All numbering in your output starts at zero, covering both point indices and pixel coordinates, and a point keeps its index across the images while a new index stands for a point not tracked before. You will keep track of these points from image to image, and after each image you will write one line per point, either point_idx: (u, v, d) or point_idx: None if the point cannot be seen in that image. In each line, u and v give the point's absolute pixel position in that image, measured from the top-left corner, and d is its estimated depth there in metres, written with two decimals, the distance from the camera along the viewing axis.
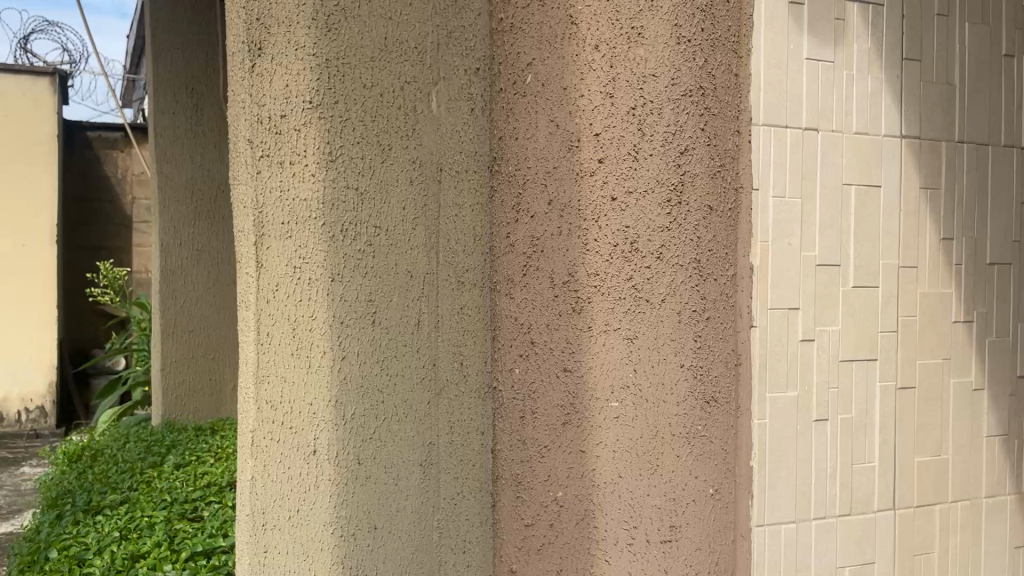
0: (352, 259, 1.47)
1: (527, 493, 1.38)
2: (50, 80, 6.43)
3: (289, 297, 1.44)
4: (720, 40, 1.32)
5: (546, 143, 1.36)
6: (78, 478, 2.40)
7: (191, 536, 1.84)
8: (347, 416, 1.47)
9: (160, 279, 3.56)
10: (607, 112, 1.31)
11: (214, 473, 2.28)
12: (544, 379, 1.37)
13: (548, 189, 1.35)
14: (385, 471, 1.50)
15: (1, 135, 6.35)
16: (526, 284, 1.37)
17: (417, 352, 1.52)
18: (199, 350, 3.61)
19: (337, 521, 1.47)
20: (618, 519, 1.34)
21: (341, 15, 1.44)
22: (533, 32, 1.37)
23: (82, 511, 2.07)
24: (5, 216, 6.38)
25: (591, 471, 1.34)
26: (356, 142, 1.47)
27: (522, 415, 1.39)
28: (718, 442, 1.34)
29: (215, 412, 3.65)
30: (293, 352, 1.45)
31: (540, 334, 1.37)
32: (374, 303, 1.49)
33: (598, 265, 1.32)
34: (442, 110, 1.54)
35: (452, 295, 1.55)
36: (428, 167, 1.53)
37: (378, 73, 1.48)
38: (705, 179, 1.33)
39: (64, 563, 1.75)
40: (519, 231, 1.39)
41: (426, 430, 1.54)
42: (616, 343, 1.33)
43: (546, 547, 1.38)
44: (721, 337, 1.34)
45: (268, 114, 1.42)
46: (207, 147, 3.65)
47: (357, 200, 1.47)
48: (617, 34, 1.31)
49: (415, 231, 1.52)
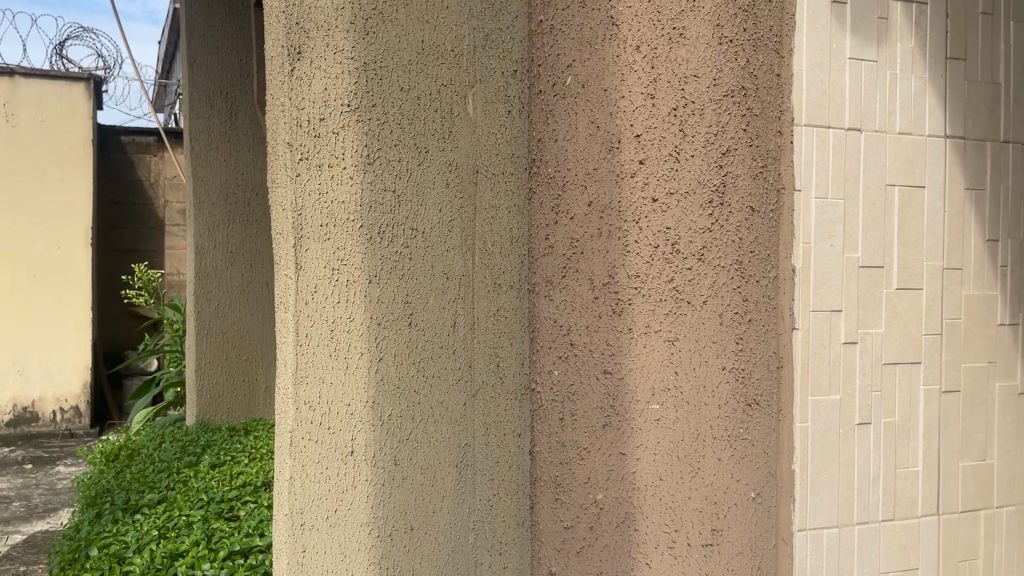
0: (389, 261, 1.48)
1: (567, 495, 1.42)
2: (85, 86, 6.53)
3: (328, 298, 1.45)
4: (762, 40, 1.31)
5: (586, 145, 1.39)
6: (116, 478, 2.43)
7: (228, 535, 1.86)
8: (385, 416, 1.48)
9: (194, 283, 3.57)
10: (648, 113, 1.32)
11: (250, 473, 2.30)
12: (585, 380, 1.41)
13: (588, 191, 1.39)
14: (421, 472, 1.50)
15: (36, 140, 6.44)
16: (566, 286, 1.41)
17: (453, 353, 1.53)
18: (233, 351, 3.62)
19: (374, 522, 1.47)
20: (659, 521, 1.35)
21: (378, 18, 1.45)
22: (575, 35, 1.40)
23: (121, 510, 2.10)
24: (40, 219, 6.47)
25: (631, 473, 1.36)
26: (393, 145, 1.47)
27: (561, 417, 1.43)
28: (760, 445, 1.33)
29: (248, 413, 3.68)
30: (331, 354, 1.46)
31: (579, 335, 1.41)
32: (410, 305, 1.49)
33: (637, 267, 1.34)
34: (478, 112, 1.54)
35: (489, 297, 1.57)
36: (465, 170, 1.54)
37: (415, 76, 1.48)
38: (747, 180, 1.32)
39: (104, 561, 1.77)
40: (559, 233, 1.42)
41: (462, 432, 1.54)
42: (657, 344, 1.34)
43: (585, 549, 1.41)
44: (763, 340, 1.33)
45: (307, 118, 1.43)
46: (240, 151, 3.64)
47: (395, 202, 1.48)
48: (659, 34, 1.31)
49: (452, 233, 1.53)
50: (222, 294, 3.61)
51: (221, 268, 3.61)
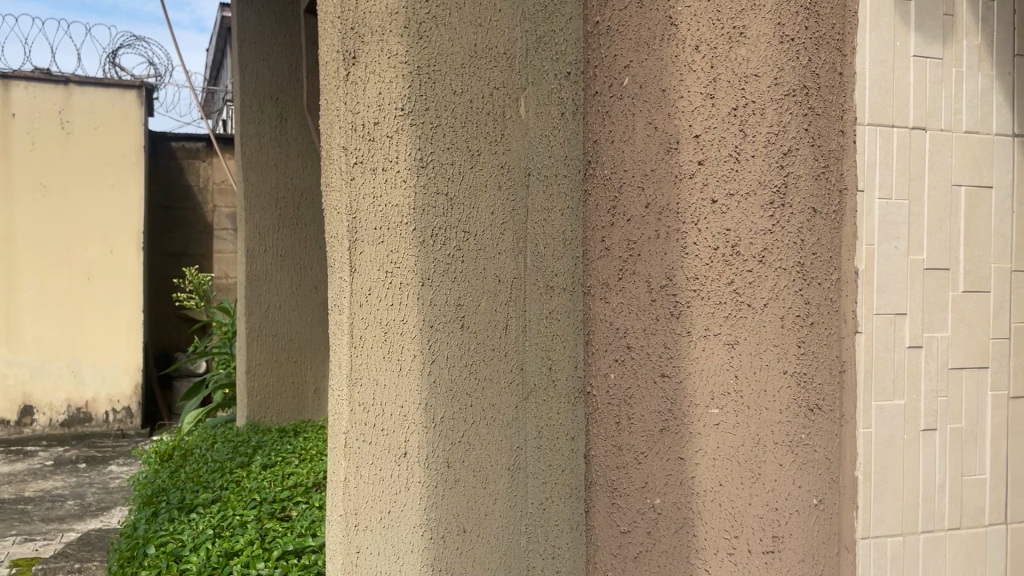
0: (442, 264, 1.48)
1: (623, 500, 1.43)
2: (138, 93, 6.69)
3: (382, 301, 1.46)
4: (824, 39, 1.29)
5: (644, 146, 1.38)
6: (171, 477, 2.47)
7: (282, 535, 1.88)
8: (437, 418, 1.48)
9: (245, 286, 3.61)
10: (707, 114, 1.31)
11: (301, 474, 2.33)
12: (642, 384, 1.41)
13: (645, 192, 1.38)
14: (474, 475, 1.51)
15: (90, 146, 6.59)
16: (622, 288, 1.42)
17: (504, 356, 1.53)
18: (284, 352, 3.68)
19: (427, 524, 1.48)
20: (719, 527, 1.34)
21: (432, 22, 1.46)
22: (632, 36, 1.40)
23: (177, 509, 2.14)
24: (93, 223, 6.60)
25: (691, 479, 1.35)
26: (446, 148, 1.48)
27: (618, 420, 1.44)
28: (821, 451, 1.31)
29: (297, 415, 3.70)
30: (384, 355, 1.46)
31: (636, 338, 1.41)
32: (462, 308, 1.50)
33: (697, 269, 1.33)
34: (531, 115, 1.53)
35: (541, 299, 1.54)
36: (516, 172, 1.53)
37: (468, 79, 1.49)
38: (809, 181, 1.30)
39: (162, 559, 1.80)
40: (615, 235, 1.43)
41: (514, 435, 1.53)
42: (717, 349, 1.33)
43: (642, 554, 1.42)
44: (825, 343, 1.31)
45: (362, 122, 1.43)
46: (290, 156, 3.69)
47: (447, 205, 1.48)
48: (718, 34, 1.31)
49: (504, 236, 1.52)
50: (271, 297, 3.66)
51: (271, 272, 3.66)
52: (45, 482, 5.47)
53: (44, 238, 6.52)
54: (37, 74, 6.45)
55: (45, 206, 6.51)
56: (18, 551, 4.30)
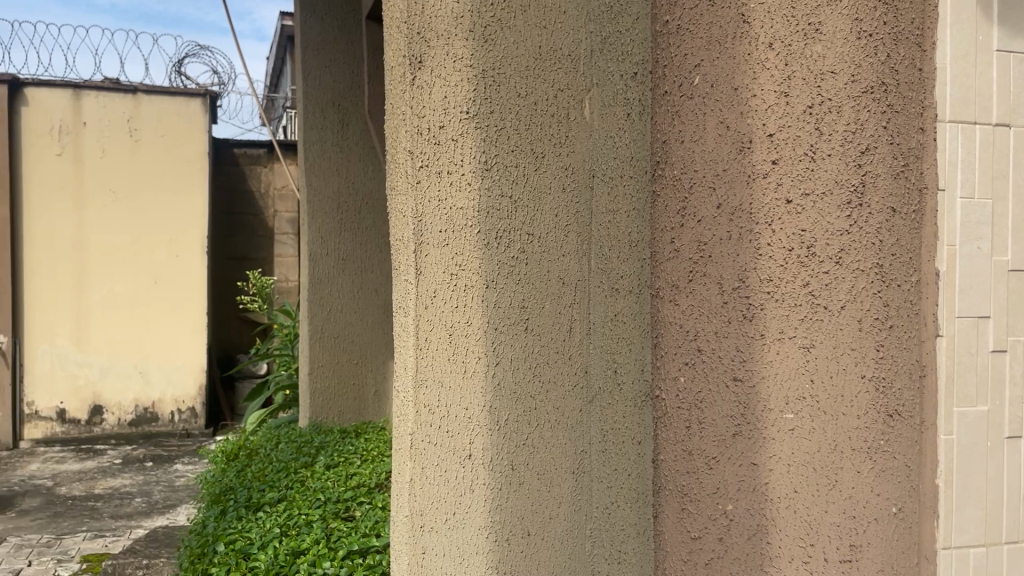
0: (506, 267, 1.48)
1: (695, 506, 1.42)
2: (202, 101, 6.86)
3: (447, 303, 1.47)
4: (903, 34, 1.25)
5: (716, 146, 1.36)
6: (238, 475, 2.53)
7: (347, 535, 1.91)
8: (501, 421, 1.48)
9: (309, 289, 3.67)
10: (781, 112, 1.28)
11: (364, 474, 2.35)
12: (713, 388, 1.39)
13: (717, 193, 1.36)
14: (539, 478, 1.50)
15: (157, 153, 6.78)
16: (693, 291, 1.40)
17: (569, 359, 1.51)
18: (345, 354, 3.73)
19: (491, 526, 1.47)
20: (794, 535, 1.31)
21: (497, 25, 1.46)
22: (703, 33, 1.37)
23: (245, 507, 2.18)
24: (160, 229, 6.79)
25: (764, 485, 1.33)
26: (510, 151, 1.47)
27: (687, 425, 1.43)
28: (901, 458, 1.27)
29: (358, 416, 3.75)
30: (449, 358, 1.47)
31: (707, 342, 1.39)
32: (526, 311, 1.49)
33: (770, 271, 1.30)
34: (596, 117, 1.51)
35: (605, 302, 1.53)
36: (580, 174, 1.51)
37: (532, 81, 1.48)
38: (887, 180, 1.26)
39: (231, 556, 1.84)
40: (685, 237, 1.41)
41: (579, 438, 1.52)
42: (792, 352, 1.30)
43: (713, 561, 1.40)
44: (904, 347, 1.27)
45: (428, 125, 1.45)
46: (352, 161, 3.74)
47: (511, 207, 1.48)
48: (793, 31, 1.28)
49: (568, 239, 1.51)
50: (334, 300, 3.71)
51: (333, 275, 3.71)
52: (114, 480, 5.64)
53: (113, 243, 6.72)
54: (107, 84, 6.64)
55: (114, 212, 6.71)
56: (89, 546, 4.43)
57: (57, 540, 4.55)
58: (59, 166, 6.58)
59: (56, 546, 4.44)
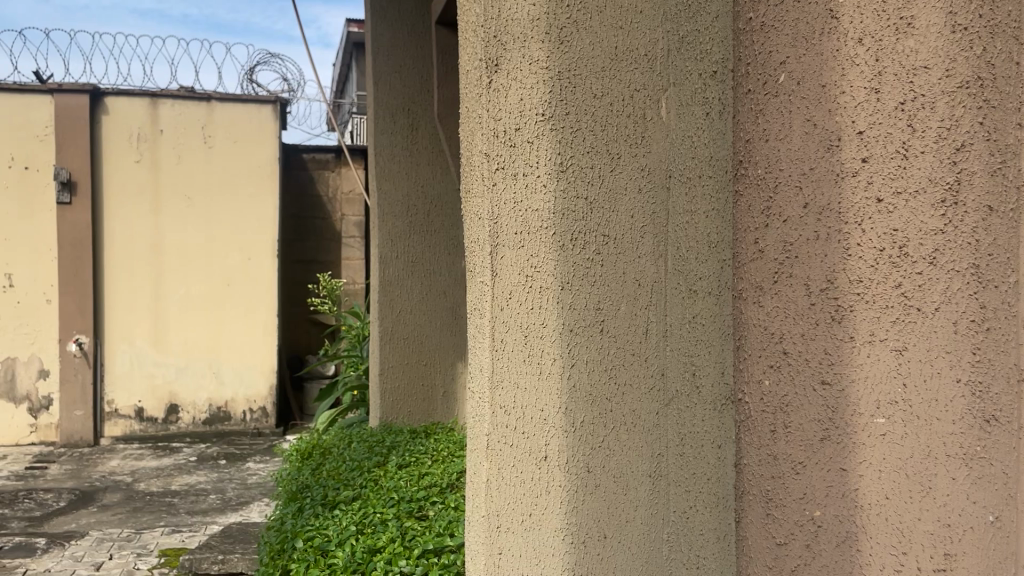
0: (581, 269, 1.48)
1: (780, 510, 1.38)
2: (273, 107, 7.03)
3: (522, 304, 1.47)
4: (1001, 26, 1.19)
5: (802, 145, 1.33)
6: (313, 474, 2.58)
7: (421, 534, 1.93)
8: (576, 423, 1.48)
9: (379, 291, 3.73)
10: (872, 109, 1.26)
11: (436, 474, 2.37)
12: (800, 392, 1.35)
13: (803, 192, 1.33)
14: (616, 480, 1.49)
15: (230, 159, 6.97)
16: (777, 292, 1.36)
17: (645, 361, 1.51)
18: (414, 356, 3.76)
19: (568, 528, 1.47)
20: (886, 543, 1.27)
21: (572, 27, 1.45)
22: (789, 30, 1.34)
23: (320, 505, 2.22)
24: (233, 233, 6.97)
25: (853, 490, 1.29)
26: (586, 152, 1.47)
27: (772, 429, 1.39)
28: (999, 466, 1.22)
29: (427, 417, 3.79)
30: (525, 359, 1.48)
31: (793, 344, 1.35)
32: (602, 312, 1.48)
33: (860, 271, 1.27)
34: (672, 117, 1.50)
35: (681, 305, 1.50)
36: (658, 174, 1.50)
37: (608, 82, 1.48)
38: (984, 178, 1.20)
39: (310, 553, 1.88)
40: (770, 237, 1.38)
41: (655, 441, 1.51)
42: (883, 355, 1.27)
43: (798, 569, 1.37)
44: (1001, 351, 1.21)
45: (504, 128, 1.46)
46: (421, 164, 3.78)
47: (586, 209, 1.47)
48: (884, 25, 1.25)
49: (644, 240, 1.50)
50: (404, 302, 3.76)
51: (403, 277, 3.75)
52: (189, 476, 5.81)
53: (189, 247, 6.92)
54: (183, 92, 6.86)
55: (189, 217, 6.91)
56: (167, 541, 4.57)
57: (136, 534, 4.70)
58: (138, 172, 6.81)
59: (136, 540, 4.60)
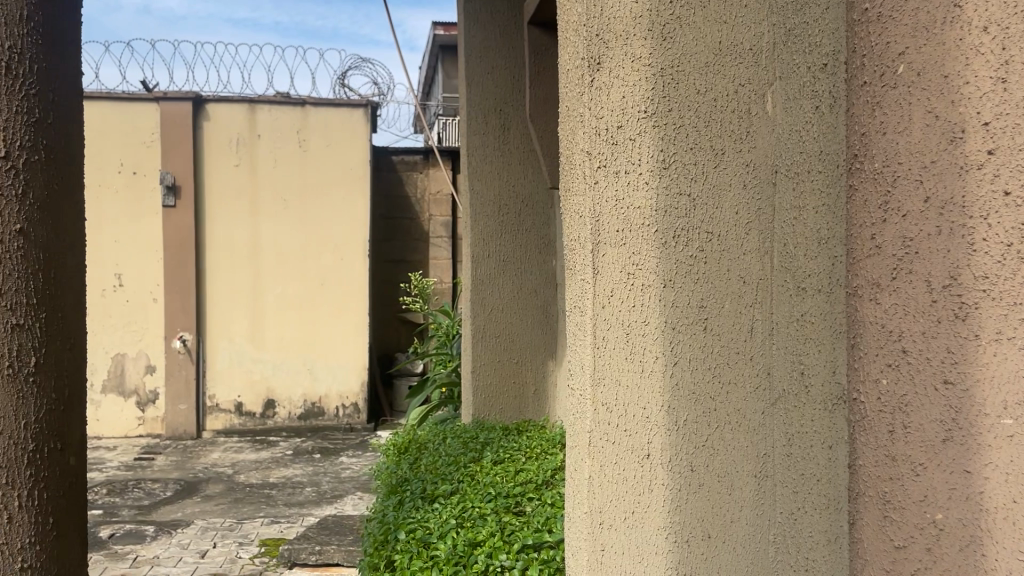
0: (684, 267, 1.47)
1: (897, 513, 1.17)
2: (364, 110, 7.21)
3: (623, 302, 1.47)
4: None
5: (923, 137, 1.12)
6: (411, 468, 2.64)
7: (519, 529, 1.96)
8: (680, 421, 1.48)
9: (471, 289, 3.78)
10: (1000, 100, 1.03)
11: (531, 470, 2.39)
12: (921, 393, 1.13)
13: (924, 186, 1.12)
14: (720, 480, 1.48)
15: (323, 161, 7.16)
16: (895, 289, 1.17)
17: (751, 360, 1.49)
18: (506, 354, 3.80)
19: (671, 526, 1.48)
20: (1014, 549, 1.03)
21: (675, 23, 1.45)
22: (908, 20, 1.14)
23: (420, 499, 2.27)
24: (327, 234, 7.17)
25: (978, 494, 1.06)
26: (689, 148, 1.46)
27: (891, 429, 1.19)
28: None
29: (519, 415, 3.83)
30: (627, 357, 1.48)
31: (914, 342, 1.14)
32: (705, 309, 1.48)
33: (987, 267, 1.04)
34: (779, 110, 1.45)
35: (791, 301, 1.43)
36: (764, 170, 1.47)
37: (712, 77, 1.47)
38: None
39: (413, 544, 1.93)
40: (888, 232, 1.19)
41: (761, 441, 1.49)
42: (1014, 355, 1.03)
43: (919, 575, 1.15)
44: None
45: (607, 126, 1.47)
46: (512, 165, 3.81)
47: (690, 205, 1.47)
48: (1012, 12, 1.02)
49: (749, 237, 1.48)
50: (495, 301, 3.79)
51: (495, 275, 3.79)
52: (286, 469, 6.01)
53: (284, 247, 7.15)
54: (279, 98, 7.09)
55: (285, 218, 7.14)
56: (266, 532, 4.74)
57: (238, 524, 4.89)
58: (237, 176, 7.07)
59: (237, 530, 4.78)
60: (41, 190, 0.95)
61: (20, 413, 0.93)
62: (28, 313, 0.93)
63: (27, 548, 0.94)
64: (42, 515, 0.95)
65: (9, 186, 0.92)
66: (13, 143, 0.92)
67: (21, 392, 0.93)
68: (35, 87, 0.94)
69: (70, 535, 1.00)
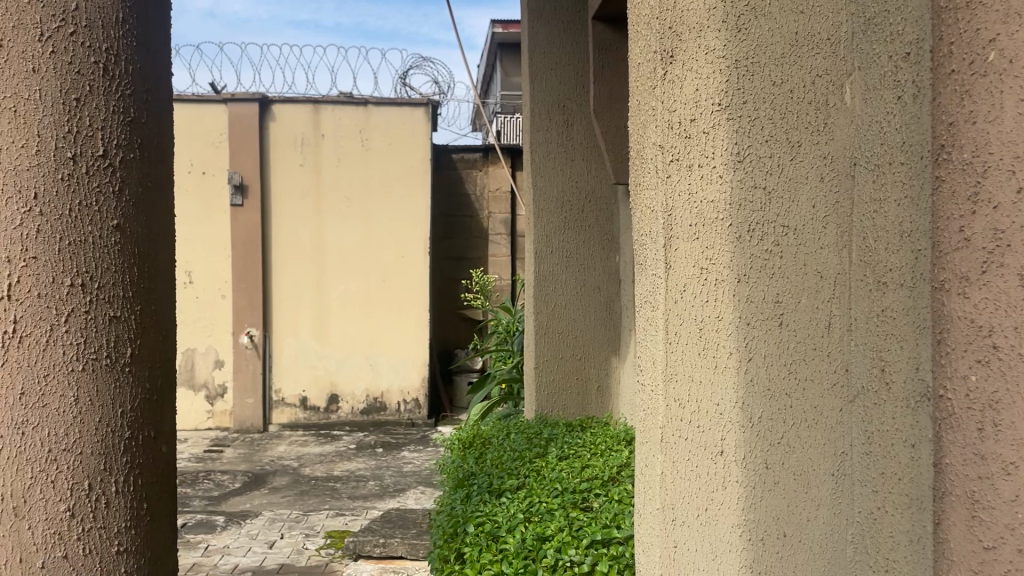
0: (759, 260, 1.45)
1: (988, 514, 1.11)
2: (425, 109, 7.27)
3: (695, 298, 1.50)
4: None
5: (1015, 126, 1.06)
6: (477, 463, 2.66)
7: (587, 524, 1.96)
8: (755, 418, 1.45)
9: (534, 285, 3.78)
10: None
11: (597, 467, 2.39)
12: (1013, 389, 1.07)
13: (1017, 175, 1.06)
14: (796, 479, 1.46)
15: (386, 160, 7.25)
16: (984, 282, 1.11)
17: (828, 356, 1.46)
18: (569, 350, 3.79)
19: (745, 525, 1.46)
20: None
21: (751, 14, 1.43)
22: (999, 4, 1.09)
23: (487, 493, 2.29)
24: (389, 231, 7.26)
25: None
26: (764, 141, 1.44)
27: (979, 427, 1.13)
28: None
29: (582, 411, 3.82)
30: (700, 352, 1.50)
31: (1006, 338, 1.08)
32: (781, 304, 1.46)
33: None
34: (858, 101, 1.42)
35: (871, 296, 1.40)
36: (842, 162, 1.45)
37: (788, 69, 1.44)
38: None
39: (482, 537, 1.95)
40: (978, 224, 1.13)
41: (839, 439, 1.47)
42: None
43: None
44: None
45: (679, 119, 1.50)
46: (575, 160, 3.81)
47: (765, 199, 1.44)
48: None
49: (826, 230, 1.46)
50: (558, 297, 3.79)
51: (558, 272, 3.79)
52: (350, 463, 6.11)
53: (348, 245, 7.26)
54: (343, 98, 7.20)
55: (349, 216, 7.26)
56: (331, 524, 4.83)
57: (304, 516, 4.99)
58: (302, 175, 7.21)
59: (304, 522, 4.88)
60: (135, 187, 0.98)
61: (117, 402, 0.96)
62: (124, 305, 0.97)
63: (124, 531, 0.97)
64: (137, 499, 0.98)
65: (108, 182, 0.95)
66: (111, 141, 0.95)
67: (119, 381, 0.96)
68: (129, 86, 0.97)
69: (159, 520, 1.03)
